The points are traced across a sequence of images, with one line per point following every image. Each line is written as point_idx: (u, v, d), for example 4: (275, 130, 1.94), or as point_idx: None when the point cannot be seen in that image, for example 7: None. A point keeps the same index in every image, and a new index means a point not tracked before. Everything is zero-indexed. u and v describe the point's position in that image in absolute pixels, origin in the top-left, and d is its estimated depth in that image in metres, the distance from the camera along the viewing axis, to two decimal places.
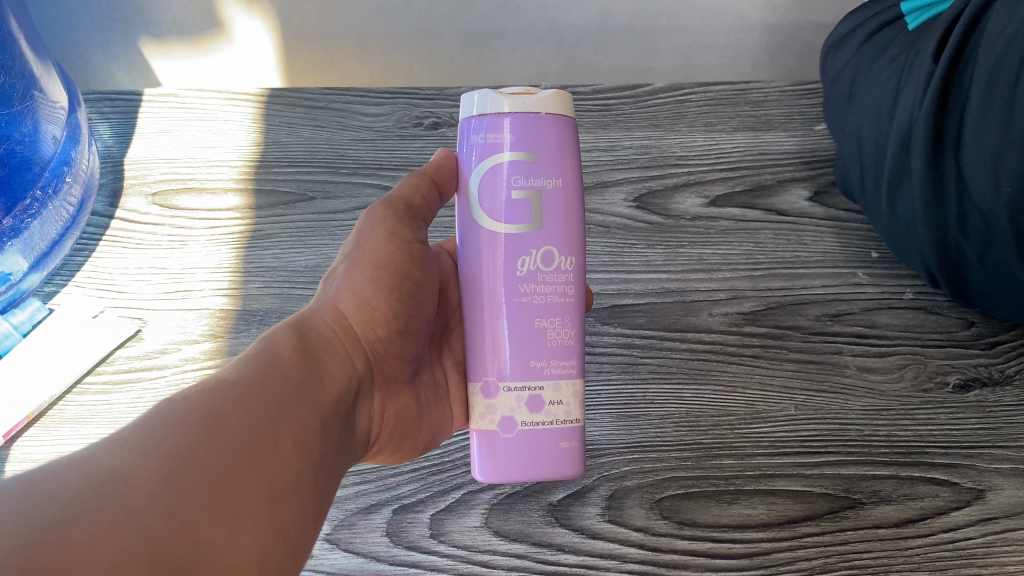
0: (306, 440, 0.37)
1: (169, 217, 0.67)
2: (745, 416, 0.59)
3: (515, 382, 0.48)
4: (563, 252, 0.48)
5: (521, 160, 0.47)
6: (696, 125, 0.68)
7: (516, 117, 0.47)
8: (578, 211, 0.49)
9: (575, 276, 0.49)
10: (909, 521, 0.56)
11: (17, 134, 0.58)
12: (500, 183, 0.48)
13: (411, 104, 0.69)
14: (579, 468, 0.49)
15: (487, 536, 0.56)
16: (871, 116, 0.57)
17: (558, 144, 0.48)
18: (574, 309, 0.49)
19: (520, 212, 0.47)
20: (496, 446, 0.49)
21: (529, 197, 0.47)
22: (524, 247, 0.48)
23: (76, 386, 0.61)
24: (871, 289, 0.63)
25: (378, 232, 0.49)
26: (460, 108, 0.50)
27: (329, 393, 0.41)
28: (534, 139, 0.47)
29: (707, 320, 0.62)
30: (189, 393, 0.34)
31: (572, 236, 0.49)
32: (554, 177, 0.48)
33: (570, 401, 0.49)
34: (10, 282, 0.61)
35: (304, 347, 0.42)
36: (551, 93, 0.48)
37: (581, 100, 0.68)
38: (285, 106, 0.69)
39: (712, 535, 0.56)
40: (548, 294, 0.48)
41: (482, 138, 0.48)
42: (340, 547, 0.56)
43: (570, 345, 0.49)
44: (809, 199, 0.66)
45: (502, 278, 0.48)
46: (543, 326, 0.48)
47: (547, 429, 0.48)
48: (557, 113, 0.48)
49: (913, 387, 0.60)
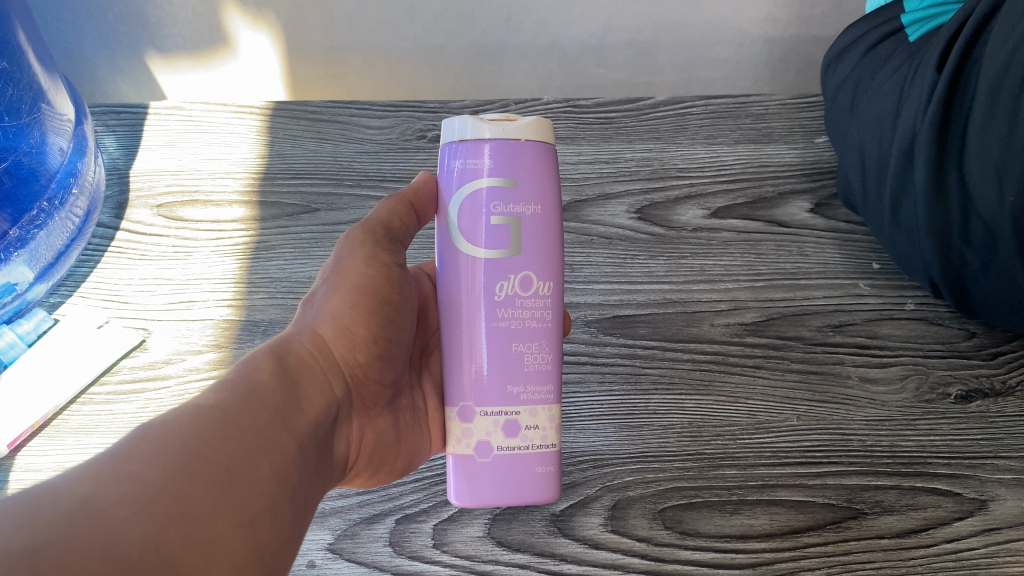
0: (283, 465, 0.37)
1: (173, 229, 0.67)
2: (748, 426, 0.59)
3: (492, 407, 0.49)
4: (541, 278, 0.49)
5: (501, 185, 0.48)
6: (697, 137, 0.68)
7: (496, 143, 0.48)
8: (557, 237, 0.50)
9: (553, 301, 0.50)
10: (912, 531, 0.56)
11: (25, 146, 0.58)
12: (479, 209, 0.48)
13: (415, 117, 0.70)
14: (555, 491, 0.50)
15: (490, 547, 0.56)
16: (873, 127, 0.58)
17: (537, 171, 0.48)
18: (552, 334, 0.50)
19: (499, 238, 0.48)
20: (472, 471, 0.49)
21: (508, 223, 0.48)
22: (502, 272, 0.48)
23: (81, 397, 0.61)
24: (873, 299, 0.64)
25: (357, 257, 0.49)
26: (441, 134, 0.50)
27: (306, 418, 0.41)
28: (513, 165, 0.48)
29: (710, 331, 0.62)
30: (164, 420, 0.35)
31: (550, 262, 0.49)
32: (534, 202, 0.48)
33: (547, 425, 0.50)
34: (17, 292, 0.61)
35: (282, 373, 0.42)
36: (532, 121, 0.48)
37: (583, 113, 0.69)
38: (291, 119, 0.70)
39: (715, 545, 0.56)
40: (526, 319, 0.49)
41: (461, 163, 0.48)
42: (344, 557, 0.56)
43: (546, 370, 0.49)
44: (810, 211, 0.67)
45: (480, 304, 0.48)
46: (521, 351, 0.49)
47: (523, 454, 0.49)
48: (536, 139, 0.48)
49: (916, 399, 0.60)
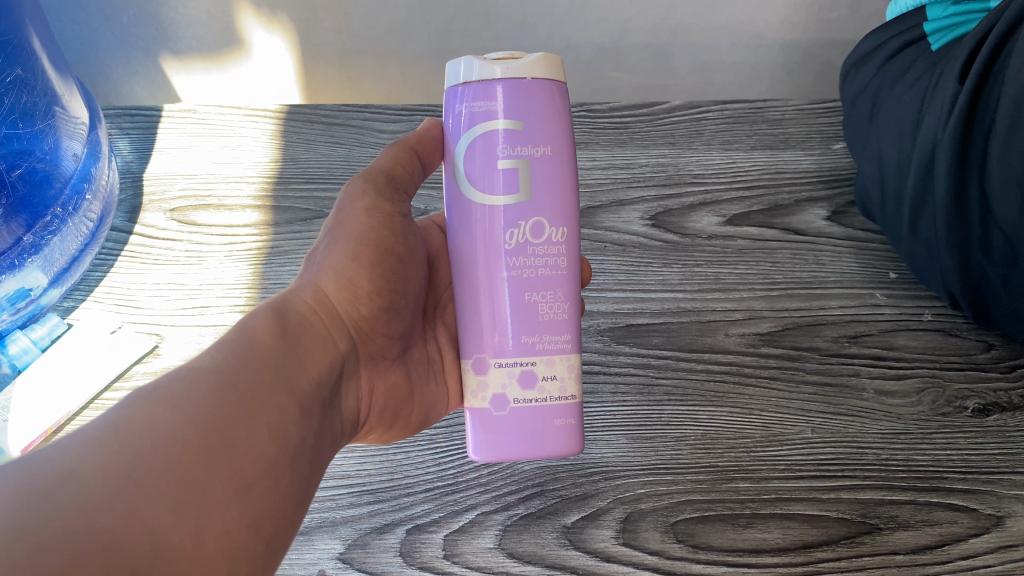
0: (282, 426, 0.37)
1: (187, 233, 0.68)
2: (761, 438, 0.58)
3: (508, 358, 0.49)
4: (554, 224, 0.48)
5: (511, 129, 0.47)
6: (713, 142, 0.70)
7: (504, 84, 0.47)
8: (569, 182, 0.49)
9: (567, 246, 0.49)
10: (927, 548, 0.55)
11: (39, 151, 0.58)
12: (488, 152, 0.47)
13: (428, 121, 0.71)
14: (575, 445, 0.50)
15: (502, 558, 0.55)
16: (893, 137, 0.57)
17: (548, 112, 0.47)
18: (567, 282, 0.49)
19: (510, 183, 0.47)
20: (488, 427, 0.49)
21: (518, 166, 0.47)
22: (513, 219, 0.48)
23: (94, 403, 0.60)
24: (889, 310, 0.63)
25: (358, 207, 0.49)
26: (446, 76, 0.49)
27: (308, 376, 0.41)
28: (523, 107, 0.47)
29: (724, 341, 0.62)
30: (161, 384, 0.34)
31: (562, 205, 0.49)
32: (546, 144, 0.47)
33: (565, 376, 0.49)
34: (31, 296, 0.61)
35: (283, 331, 0.42)
36: (538, 57, 0.47)
37: (597, 117, 0.71)
38: (304, 123, 0.71)
39: (727, 559, 0.55)
40: (538, 266, 0.48)
41: (469, 107, 0.48)
42: (355, 567, 0.55)
43: (560, 320, 0.49)
44: (827, 218, 0.68)
45: (492, 251, 0.48)
46: (535, 299, 0.48)
47: (541, 406, 0.49)
48: (547, 79, 0.47)
49: (932, 411, 0.59)
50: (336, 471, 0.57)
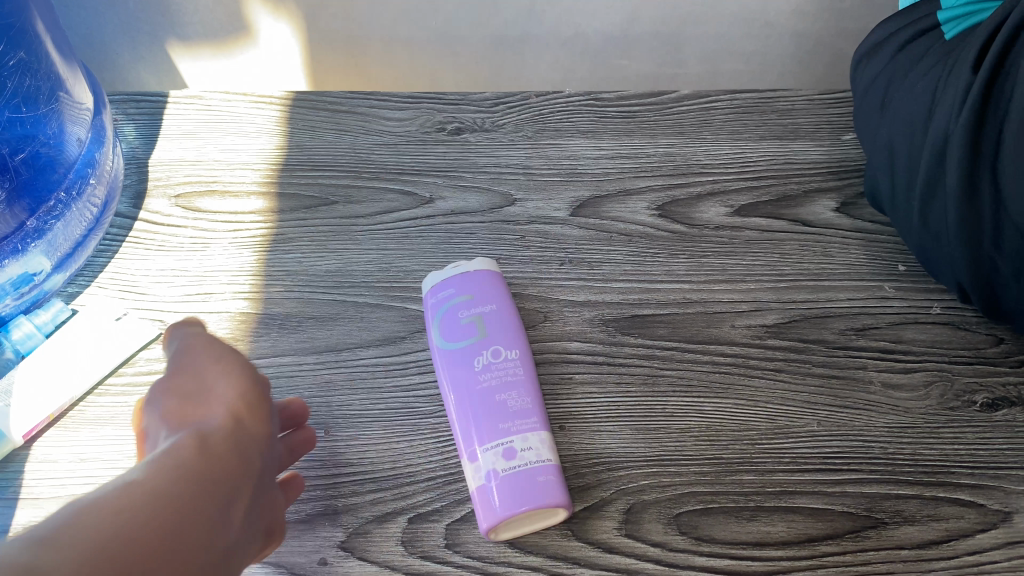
0: (201, 558, 0.36)
1: (191, 220, 0.68)
2: (766, 430, 0.57)
3: (489, 443, 0.53)
4: (510, 348, 0.58)
5: (462, 300, 0.60)
6: (721, 132, 0.72)
7: (454, 279, 0.61)
8: (518, 322, 0.60)
9: (525, 368, 0.57)
10: (933, 542, 0.52)
11: (43, 135, 0.58)
12: (450, 318, 0.59)
13: (434, 110, 0.74)
14: (564, 497, 0.51)
15: (503, 548, 0.52)
16: (903, 127, 0.56)
17: (495, 289, 0.61)
18: (528, 385, 0.56)
19: (467, 329, 0.58)
20: (482, 496, 0.52)
21: (476, 320, 0.59)
22: (476, 351, 0.57)
23: (98, 388, 0.59)
24: (897, 303, 0.63)
25: (193, 373, 0.46)
26: (423, 284, 0.62)
27: (233, 493, 0.40)
28: (470, 287, 0.61)
29: (730, 332, 0.61)
30: (66, 519, 0.34)
31: (516, 339, 0.59)
32: (493, 302, 0.60)
33: (539, 446, 0.53)
34: (34, 282, 0.60)
35: (203, 446, 0.40)
36: (480, 261, 0.62)
37: (605, 106, 0.75)
38: (310, 110, 0.74)
39: (730, 551, 0.52)
40: (505, 376, 0.56)
41: (435, 300, 0.61)
42: (356, 555, 0.52)
43: (530, 410, 0.55)
44: (836, 210, 0.68)
45: (461, 363, 0.57)
46: (503, 398, 0.55)
47: (522, 469, 0.52)
48: (496, 270, 0.63)
49: (940, 405, 0.58)
50: (338, 459, 0.56)
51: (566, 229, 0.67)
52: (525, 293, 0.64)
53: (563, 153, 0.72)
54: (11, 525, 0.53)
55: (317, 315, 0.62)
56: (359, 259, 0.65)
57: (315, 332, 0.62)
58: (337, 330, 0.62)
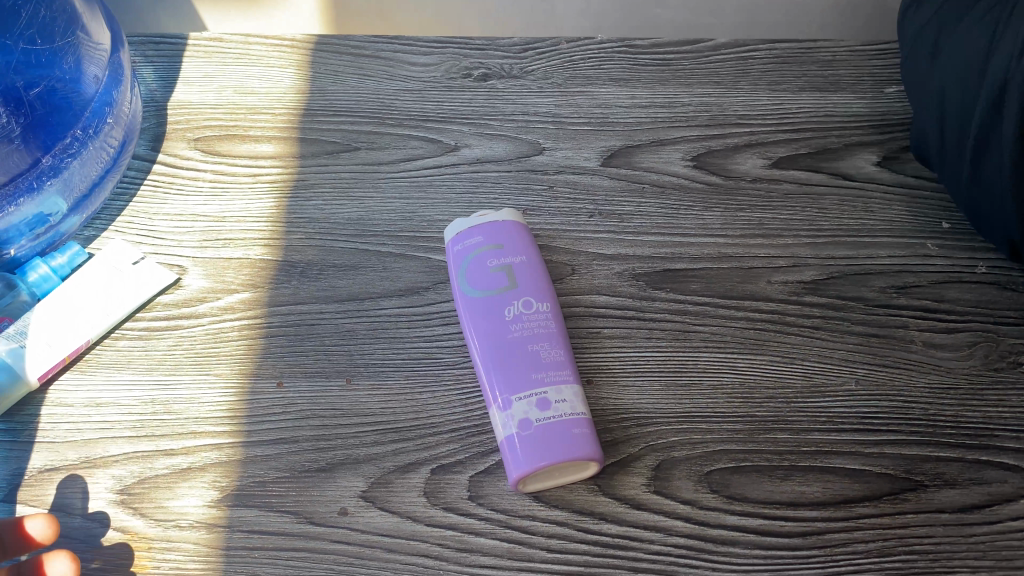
0: None
1: (211, 163, 0.66)
2: (802, 388, 0.55)
3: (523, 392, 0.51)
4: (540, 300, 0.55)
5: (491, 249, 0.57)
6: (760, 83, 0.70)
7: (482, 227, 0.59)
8: (547, 277, 0.58)
9: (555, 320, 0.55)
10: (974, 507, 0.51)
11: (58, 72, 0.57)
12: (479, 266, 0.57)
13: (460, 55, 0.72)
14: (597, 453, 0.49)
15: (527, 502, 0.51)
16: (957, 74, 0.53)
17: (521, 239, 0.58)
18: (560, 338, 0.54)
19: (497, 279, 0.56)
20: (513, 445, 0.49)
21: (505, 270, 0.56)
22: (506, 301, 0.55)
23: (115, 332, 0.58)
24: (941, 261, 0.61)
25: None
26: (447, 233, 0.60)
27: None
28: (500, 235, 0.58)
29: (766, 288, 0.59)
30: None
31: (546, 291, 0.56)
32: (521, 254, 0.58)
33: (573, 399, 0.51)
34: (50, 223, 0.59)
35: None
36: (509, 211, 0.60)
37: (639, 53, 0.72)
38: (333, 54, 0.72)
39: (763, 511, 0.50)
40: (535, 328, 0.54)
41: (462, 248, 0.58)
42: (377, 505, 0.51)
43: (563, 362, 0.53)
44: (877, 164, 0.65)
45: (492, 312, 0.54)
46: (535, 349, 0.53)
47: (556, 420, 0.50)
48: (523, 223, 0.60)
49: (984, 366, 0.56)
50: (361, 408, 0.54)
51: (596, 179, 0.65)
52: (552, 245, 0.61)
53: (593, 101, 0.69)
54: (29, 468, 0.52)
55: (339, 263, 0.61)
56: (382, 206, 0.63)
57: (337, 280, 0.60)
58: (359, 278, 0.60)
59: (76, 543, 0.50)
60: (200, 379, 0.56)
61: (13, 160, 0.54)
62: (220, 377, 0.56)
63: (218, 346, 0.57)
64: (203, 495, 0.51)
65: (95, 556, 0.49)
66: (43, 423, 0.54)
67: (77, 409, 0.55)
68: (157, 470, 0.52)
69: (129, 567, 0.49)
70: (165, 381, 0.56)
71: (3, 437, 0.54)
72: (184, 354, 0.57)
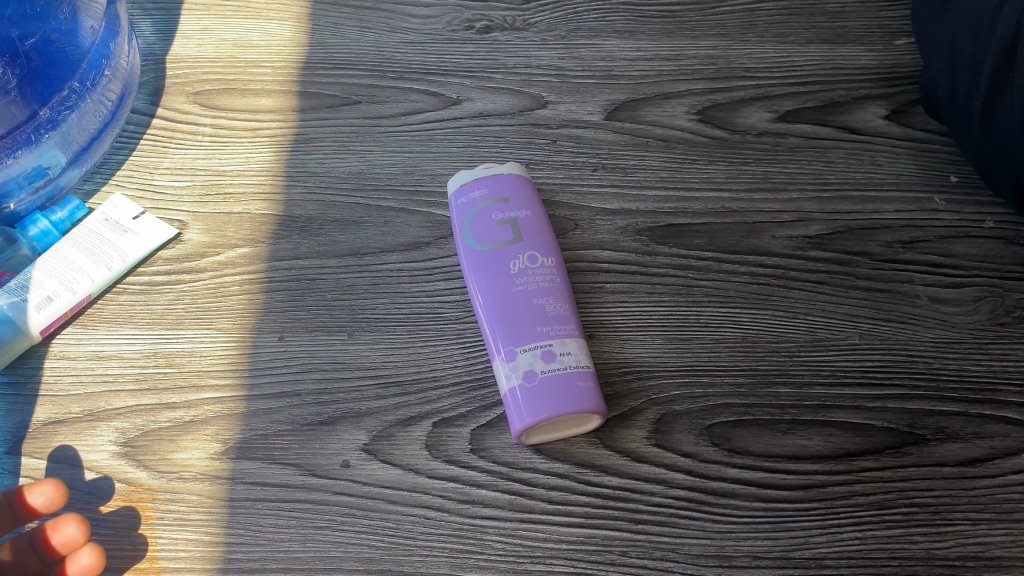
0: None
1: (211, 117, 0.65)
2: (805, 342, 0.55)
3: (528, 344, 0.50)
4: (545, 255, 0.54)
5: (495, 202, 0.56)
6: (767, 35, 0.69)
7: (486, 178, 0.57)
8: (551, 232, 0.56)
9: (560, 275, 0.54)
10: (976, 460, 0.51)
11: (54, 22, 0.55)
12: (484, 218, 0.55)
13: (463, 7, 0.71)
14: (601, 407, 0.49)
15: (529, 454, 0.51)
16: (970, 21, 0.52)
17: (527, 193, 0.57)
18: (565, 292, 0.53)
19: (503, 232, 0.55)
20: (519, 397, 0.49)
21: (511, 223, 0.55)
22: (512, 254, 0.54)
23: (116, 287, 0.58)
24: (948, 215, 0.60)
25: None
26: (450, 185, 0.58)
27: None
28: (505, 188, 0.57)
29: (771, 243, 0.59)
30: None
31: (551, 246, 0.55)
32: (526, 208, 0.56)
33: (579, 352, 0.50)
34: (48, 176, 0.59)
35: None
36: (512, 164, 0.58)
37: (645, 5, 0.71)
38: (333, 7, 0.71)
39: (764, 464, 0.51)
40: (540, 281, 0.53)
41: (466, 199, 0.56)
42: (379, 458, 0.51)
43: (568, 316, 0.52)
44: (886, 118, 0.64)
45: (497, 266, 0.53)
46: (541, 302, 0.52)
47: (562, 373, 0.49)
48: (527, 177, 0.59)
49: (989, 321, 0.56)
50: (362, 361, 0.54)
51: (600, 133, 0.64)
52: (555, 200, 0.61)
53: (598, 53, 0.68)
54: (32, 421, 0.53)
55: (340, 218, 0.60)
56: (383, 160, 0.63)
57: (338, 235, 0.59)
58: (360, 233, 0.59)
59: (81, 494, 0.50)
60: (203, 333, 0.56)
61: (9, 112, 0.53)
62: (221, 331, 0.56)
63: (221, 301, 0.57)
64: (206, 448, 0.51)
65: (99, 508, 0.50)
66: (46, 377, 0.54)
67: (80, 362, 0.55)
68: (161, 423, 0.52)
69: (135, 518, 0.49)
70: (167, 335, 0.56)
71: (6, 391, 0.54)
72: (186, 309, 0.57)
